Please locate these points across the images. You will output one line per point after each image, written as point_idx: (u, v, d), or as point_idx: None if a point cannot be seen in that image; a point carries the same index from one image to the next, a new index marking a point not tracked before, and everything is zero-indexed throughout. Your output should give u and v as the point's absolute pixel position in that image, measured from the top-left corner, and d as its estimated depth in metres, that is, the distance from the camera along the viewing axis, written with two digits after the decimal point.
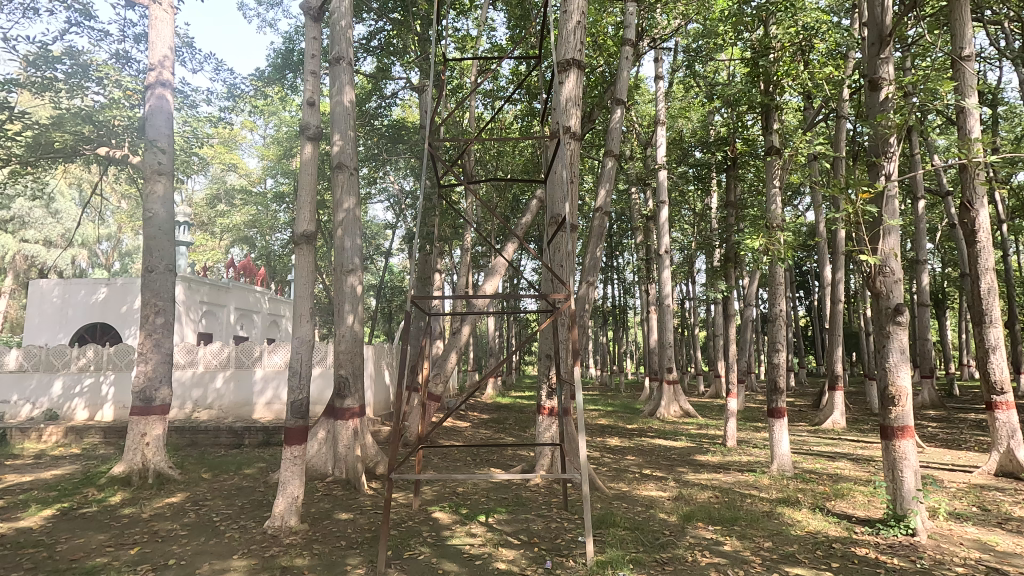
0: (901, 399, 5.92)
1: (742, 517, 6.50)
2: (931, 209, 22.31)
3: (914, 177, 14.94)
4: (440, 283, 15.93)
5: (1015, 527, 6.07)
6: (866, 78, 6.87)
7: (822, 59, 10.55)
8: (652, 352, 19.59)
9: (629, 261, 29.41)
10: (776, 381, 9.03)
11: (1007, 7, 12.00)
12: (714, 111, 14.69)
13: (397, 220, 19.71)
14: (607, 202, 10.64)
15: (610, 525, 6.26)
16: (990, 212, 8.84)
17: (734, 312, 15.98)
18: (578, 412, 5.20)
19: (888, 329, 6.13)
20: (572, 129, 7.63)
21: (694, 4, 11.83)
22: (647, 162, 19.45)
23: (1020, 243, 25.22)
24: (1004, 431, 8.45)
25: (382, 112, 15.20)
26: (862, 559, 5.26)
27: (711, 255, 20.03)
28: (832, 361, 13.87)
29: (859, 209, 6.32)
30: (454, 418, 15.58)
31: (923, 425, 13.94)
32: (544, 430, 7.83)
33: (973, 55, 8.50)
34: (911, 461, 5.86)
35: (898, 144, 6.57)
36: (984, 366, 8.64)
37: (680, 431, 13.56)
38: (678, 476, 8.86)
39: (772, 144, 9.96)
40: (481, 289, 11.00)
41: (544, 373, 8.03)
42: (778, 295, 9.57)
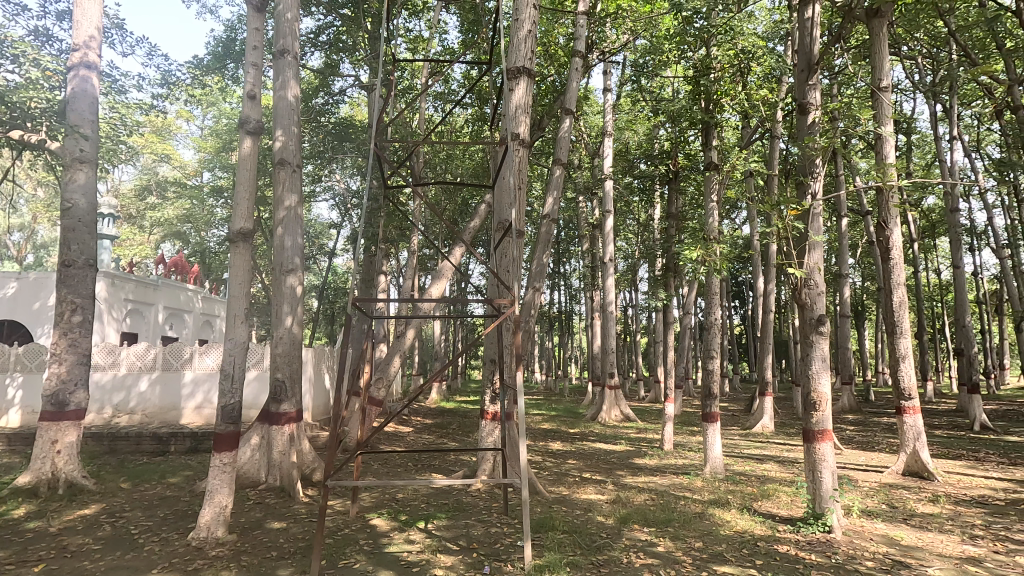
0: (821, 405, 6.31)
1: (675, 518, 6.74)
2: (853, 227, 23.97)
3: (838, 197, 15.99)
4: (385, 285, 15.65)
5: (919, 523, 6.58)
6: (796, 102, 7.30)
7: (758, 82, 11.15)
8: (596, 358, 19.98)
9: (575, 268, 29.97)
10: (711, 387, 9.40)
11: (921, 43, 13.05)
12: (658, 126, 15.22)
13: (342, 220, 19.25)
14: (555, 210, 10.76)
15: (550, 529, 6.34)
16: (903, 232, 9.54)
17: (674, 319, 16.54)
18: (520, 416, 5.20)
19: (812, 339, 6.54)
20: (521, 137, 7.70)
21: (642, 20, 12.19)
22: (595, 171, 19.96)
23: (929, 261, 27.49)
24: (910, 434, 9.14)
25: (330, 108, 14.84)
26: (784, 556, 5.55)
27: (653, 265, 20.68)
28: (763, 368, 14.58)
29: (787, 225, 6.74)
30: (396, 422, 15.31)
31: (842, 429, 14.85)
32: (486, 435, 7.88)
33: (890, 87, 9.15)
34: (828, 462, 6.25)
35: (823, 166, 7.04)
36: (894, 373, 9.32)
37: (620, 436, 13.88)
38: (616, 480, 9.07)
39: (711, 160, 10.47)
40: (427, 292, 10.90)
41: (488, 378, 8.08)
42: (714, 304, 10.01)
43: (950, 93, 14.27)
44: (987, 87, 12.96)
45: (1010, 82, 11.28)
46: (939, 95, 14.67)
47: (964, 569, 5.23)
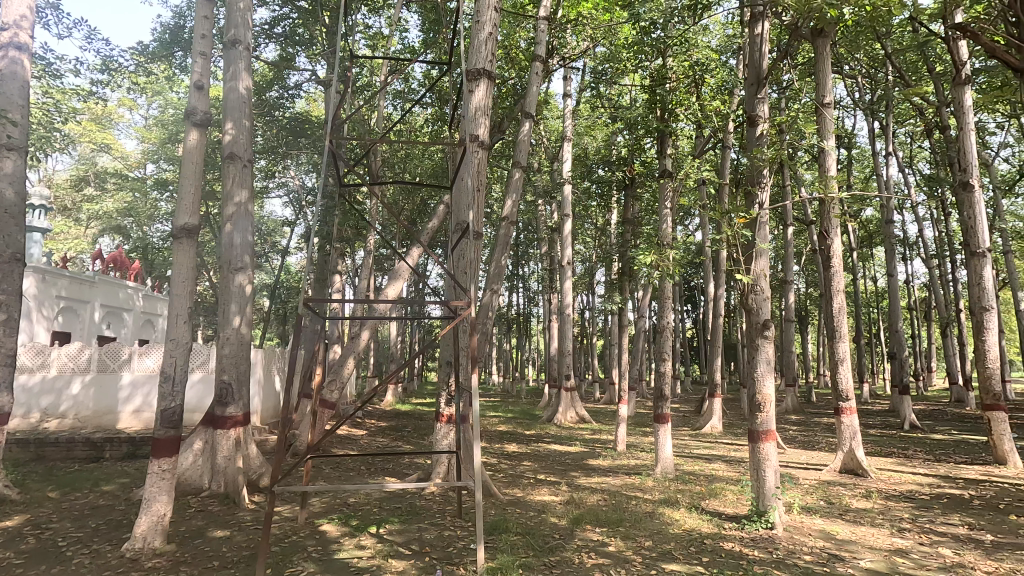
0: (765, 406, 6.56)
1: (626, 518, 6.86)
2: (797, 236, 25.12)
3: (785, 206, 16.71)
4: (340, 285, 15.31)
5: (853, 518, 6.93)
6: (746, 114, 7.58)
7: (712, 93, 11.51)
8: (552, 360, 20.15)
9: (534, 270, 30.17)
10: (662, 389, 9.63)
11: (861, 63, 13.81)
12: (616, 133, 15.51)
13: (296, 218, 18.73)
14: (514, 212, 10.78)
15: (503, 531, 6.34)
16: (843, 241, 10.04)
17: (628, 322, 16.86)
18: (475, 418, 5.15)
19: (758, 343, 6.79)
20: (480, 138, 7.64)
21: (602, 29, 12.40)
22: (554, 175, 20.19)
23: (867, 269, 29.07)
24: (847, 433, 9.61)
25: (284, 103, 14.41)
26: (729, 553, 5.74)
27: (610, 269, 21.02)
28: (712, 371, 15.04)
29: (735, 232, 7.06)
30: (349, 425, 15.01)
31: (786, 429, 15.50)
32: (442, 437, 7.80)
33: (832, 104, 9.63)
34: (772, 462, 6.49)
35: (769, 176, 7.33)
36: (833, 376, 9.79)
37: (575, 437, 14.04)
38: (570, 481, 9.17)
39: (666, 168, 10.81)
40: (384, 293, 10.73)
41: (444, 380, 8.01)
42: (667, 308, 10.28)
43: (887, 112, 15.16)
44: (919, 108, 13.84)
45: (939, 103, 12.07)
46: (876, 114, 15.55)
47: (893, 561, 5.53)
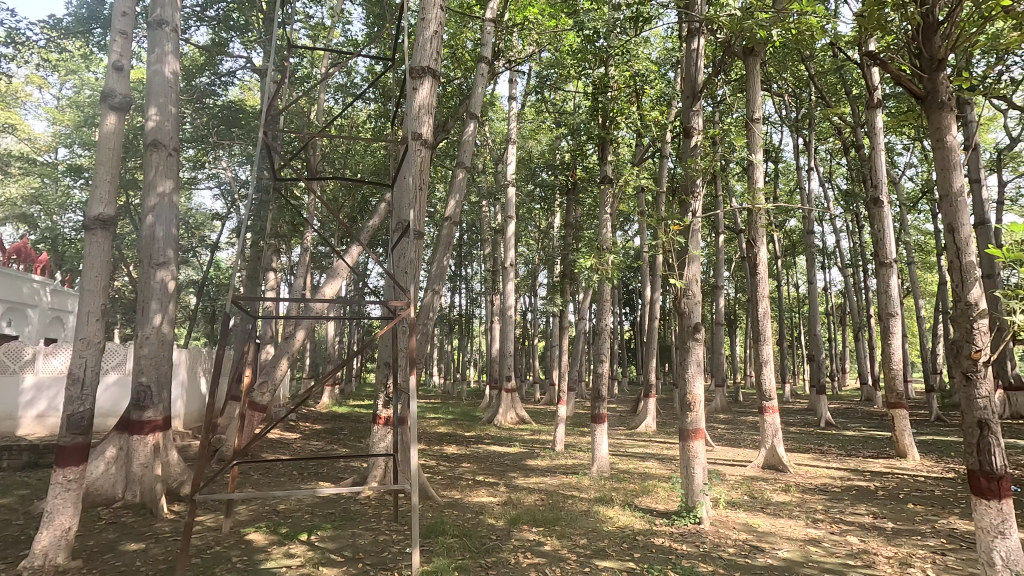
0: (695, 406, 6.83)
1: (562, 517, 6.96)
2: (728, 243, 26.43)
3: (717, 215, 17.53)
4: (274, 282, 14.72)
5: (773, 511, 7.36)
6: (682, 126, 7.89)
7: (651, 104, 11.92)
8: (494, 362, 20.18)
9: (477, 271, 30.14)
10: (600, 390, 9.86)
11: (787, 82, 14.70)
12: (560, 138, 15.75)
13: (227, 211, 17.83)
14: (457, 213, 10.71)
15: (439, 534, 6.28)
16: (768, 249, 10.64)
17: (569, 323, 17.14)
18: (412, 420, 5.07)
19: (689, 344, 7.09)
20: (423, 137, 7.53)
21: (548, 35, 12.59)
22: (498, 177, 20.28)
23: (790, 276, 30.95)
24: (770, 431, 10.17)
25: (216, 90, 13.69)
26: (659, 548, 5.94)
27: (552, 271, 21.30)
28: (647, 372, 15.55)
29: (670, 239, 7.38)
30: (282, 429, 14.44)
31: (715, 427, 16.21)
32: (379, 440, 7.64)
33: (761, 120, 10.21)
34: (700, 459, 6.77)
35: (702, 186, 7.64)
36: (757, 376, 10.36)
37: (514, 438, 14.13)
38: (508, 482, 9.20)
39: (606, 174, 11.16)
40: (321, 292, 10.40)
41: (382, 382, 7.86)
42: (605, 310, 10.53)
43: (810, 129, 16.21)
44: (838, 127, 14.87)
45: (854, 124, 13.06)
46: (800, 131, 16.64)
47: (807, 550, 5.91)
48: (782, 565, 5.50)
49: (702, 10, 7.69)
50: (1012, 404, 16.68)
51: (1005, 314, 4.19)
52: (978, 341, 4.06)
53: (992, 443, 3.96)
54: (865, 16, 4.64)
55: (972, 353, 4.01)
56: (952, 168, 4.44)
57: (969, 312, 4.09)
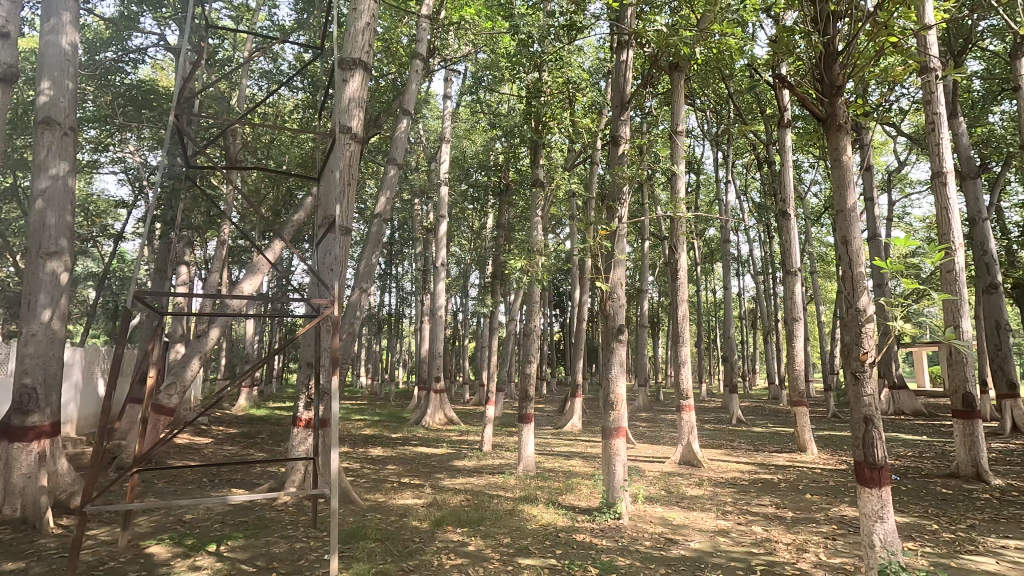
0: (618, 405, 7.03)
1: (486, 517, 6.98)
2: (653, 249, 27.58)
3: (643, 221, 18.22)
4: (186, 277, 13.76)
5: (687, 505, 7.75)
6: (611, 134, 8.07)
7: (583, 112, 12.26)
8: (423, 362, 19.92)
9: (407, 270, 29.65)
10: (528, 390, 9.97)
11: (709, 98, 15.56)
12: (494, 140, 15.82)
13: (134, 198, 16.47)
14: (387, 210, 10.45)
15: (360, 538, 6.11)
16: (687, 255, 11.20)
17: (499, 324, 17.23)
18: (334, 421, 4.92)
19: (613, 345, 7.32)
20: (353, 131, 7.24)
21: (484, 36, 12.61)
22: (431, 175, 20.09)
23: (708, 282, 32.76)
24: (685, 428, 10.71)
25: (124, 67, 12.63)
26: (580, 544, 6.10)
27: (484, 271, 21.37)
28: (574, 372, 15.88)
29: (597, 243, 7.59)
30: (191, 433, 13.53)
31: (637, 426, 16.84)
32: (298, 443, 7.32)
33: (684, 132, 10.72)
34: (621, 457, 6.98)
35: (628, 195, 7.89)
36: (677, 376, 10.86)
37: (442, 439, 14.04)
38: (434, 483, 9.11)
39: (537, 178, 11.35)
40: (238, 288, 9.79)
41: (303, 383, 7.54)
42: (535, 311, 10.66)
43: (728, 144, 17.26)
44: (753, 144, 15.92)
45: (767, 141, 14.04)
46: (719, 146, 17.67)
47: (716, 540, 6.27)
48: (693, 555, 5.80)
49: (631, 23, 7.97)
50: (895, 401, 18.55)
51: (889, 320, 4.61)
52: (866, 344, 4.44)
53: (875, 437, 4.36)
54: (776, 41, 4.98)
55: (861, 355, 4.39)
56: (846, 187, 4.86)
57: (858, 319, 4.48)
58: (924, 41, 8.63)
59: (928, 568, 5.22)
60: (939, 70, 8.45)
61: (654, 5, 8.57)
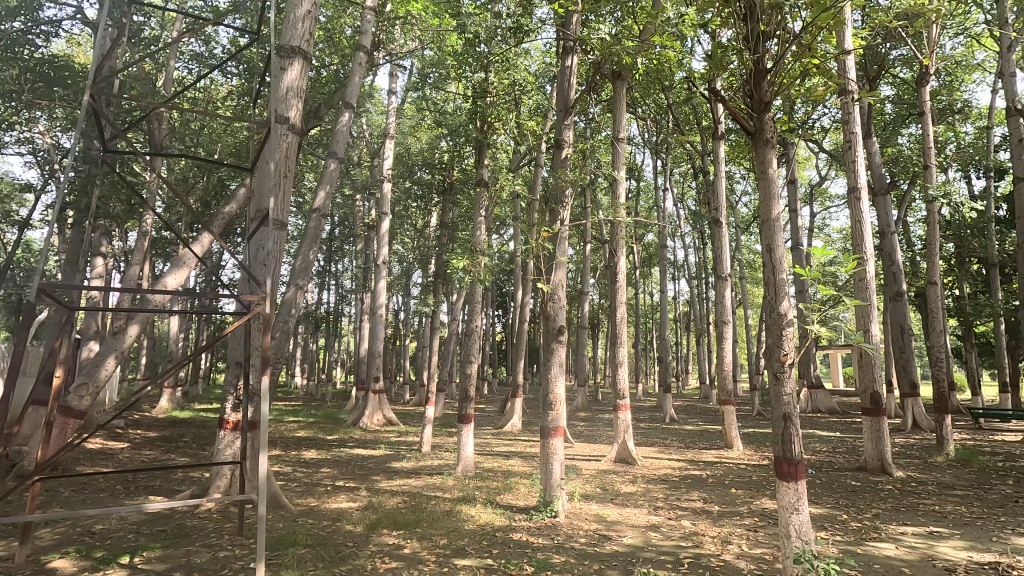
0: (557, 405, 7.13)
1: (424, 519, 6.90)
2: (595, 252, 28.21)
3: (586, 224, 18.59)
4: (101, 270, 12.80)
5: (621, 501, 7.96)
6: (555, 138, 8.18)
7: (528, 114, 12.39)
8: (362, 362, 19.46)
9: (347, 268, 28.87)
10: (468, 390, 9.93)
11: (650, 108, 16.09)
12: (439, 138, 15.69)
13: (42, 183, 15.14)
14: (326, 205, 10.08)
15: (290, 545, 5.89)
16: (626, 258, 11.52)
17: (441, 323, 17.08)
18: (263, 423, 4.72)
19: (553, 346, 7.42)
20: (291, 122, 6.87)
21: (430, 33, 12.47)
22: (374, 171, 19.66)
23: (646, 285, 33.88)
24: (621, 427, 11.01)
25: (34, 40, 11.60)
26: (516, 543, 6.13)
27: (427, 270, 21.12)
28: (515, 372, 15.96)
29: (540, 245, 7.68)
30: (105, 437, 12.60)
31: (575, 425, 17.15)
32: (224, 447, 6.98)
33: (625, 140, 11.02)
34: (559, 455, 7.07)
35: (570, 198, 7.98)
36: (614, 377, 11.12)
37: (379, 440, 13.79)
38: (370, 485, 8.91)
39: (482, 178, 11.35)
40: (161, 283, 9.09)
41: (231, 382, 7.19)
42: (477, 311, 10.64)
43: (666, 152, 17.90)
44: (690, 153, 16.59)
45: (702, 152, 14.67)
46: (658, 154, 18.31)
47: (647, 535, 6.49)
48: (625, 551, 5.97)
49: (576, 30, 8.15)
50: (813, 400, 19.86)
51: (808, 325, 4.93)
52: (786, 347, 4.72)
53: (792, 432, 4.63)
54: (711, 58, 5.19)
55: (781, 356, 4.68)
56: (772, 199, 5.13)
57: (780, 322, 4.76)
58: (843, 65, 9.29)
59: (837, 555, 5.61)
60: (856, 93, 9.12)
61: (598, 14, 8.80)
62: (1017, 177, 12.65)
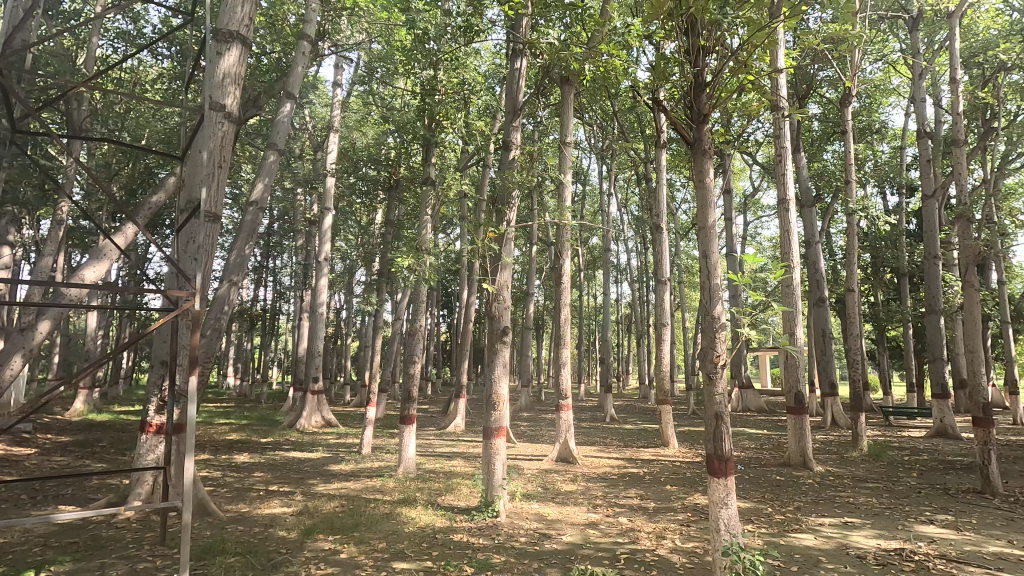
0: (500, 405, 7.14)
1: (362, 522, 6.75)
2: (540, 254, 28.51)
3: (532, 226, 18.70)
4: (7, 260, 11.72)
5: (561, 500, 8.09)
6: (503, 139, 8.21)
7: (476, 114, 12.36)
8: (300, 361, 18.80)
9: (286, 264, 27.80)
10: (410, 391, 9.77)
11: (596, 114, 16.43)
12: (386, 134, 15.38)
13: None
14: (263, 198, 9.57)
15: (218, 553, 5.61)
16: (571, 261, 11.69)
17: (384, 322, 16.75)
18: (189, 426, 4.49)
19: (497, 347, 7.41)
20: (226, 110, 6.54)
21: (379, 27, 12.19)
22: (317, 164, 19.03)
23: (590, 288, 34.58)
24: (563, 427, 11.17)
25: None
26: (457, 544, 6.10)
27: (371, 268, 20.69)
28: (459, 373, 15.87)
29: (486, 245, 7.65)
30: (8, 443, 11.53)
31: (518, 425, 17.25)
32: (146, 452, 6.57)
33: (572, 144, 11.20)
34: (501, 455, 7.08)
35: (518, 199, 8.00)
36: (557, 377, 11.26)
37: (317, 442, 13.36)
38: (306, 489, 8.61)
39: (428, 176, 11.21)
40: (77, 276, 8.38)
41: (155, 383, 6.76)
42: (421, 311, 10.49)
43: (611, 158, 18.32)
44: (633, 159, 17.06)
45: (645, 159, 15.11)
46: (604, 160, 18.71)
47: (586, 533, 6.61)
48: (564, 548, 6.07)
49: (525, 34, 8.20)
50: (743, 400, 20.87)
51: (739, 328, 5.17)
52: (719, 349, 4.94)
53: (724, 430, 4.83)
54: (654, 68, 5.34)
55: (714, 358, 4.89)
56: (708, 208, 5.32)
57: (713, 325, 4.96)
58: (776, 82, 9.84)
59: (762, 546, 5.94)
60: (786, 110, 9.65)
61: (546, 19, 8.91)
62: (924, 194, 13.78)
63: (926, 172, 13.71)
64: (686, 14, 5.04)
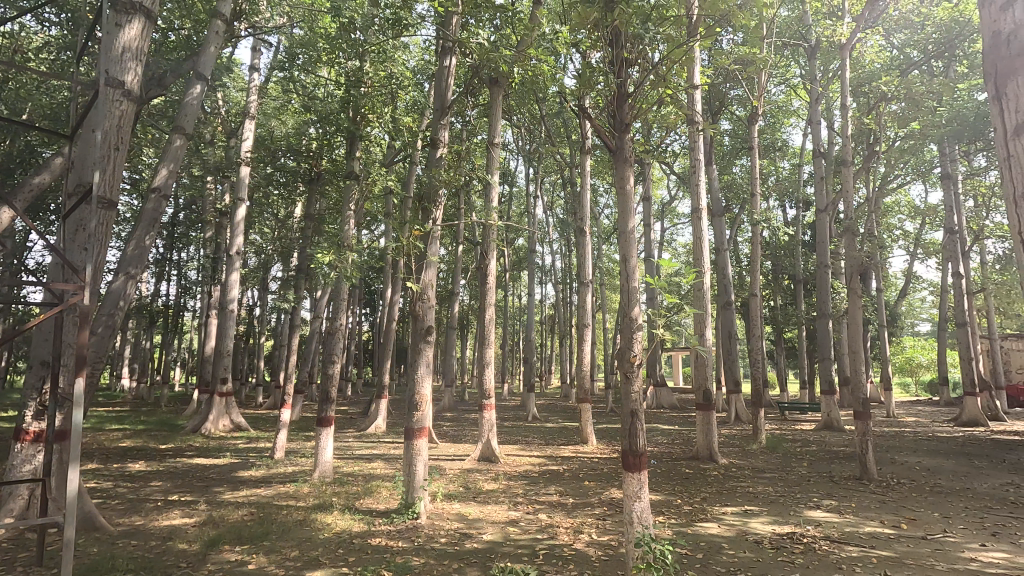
0: (422, 405, 7.03)
1: (272, 531, 6.41)
2: (466, 254, 28.40)
3: (460, 226, 18.60)
4: None
5: (483, 499, 8.10)
6: (430, 136, 8.09)
7: (404, 109, 12.15)
8: (207, 361, 17.58)
9: (192, 257, 25.89)
10: (328, 392, 9.40)
11: (524, 117, 16.62)
12: (307, 124, 14.72)
13: None
14: (167, 186, 8.75)
15: (105, 572, 5.13)
16: (497, 262, 11.72)
17: (301, 320, 16.01)
18: (74, 433, 4.08)
19: (421, 346, 7.30)
20: (126, 87, 5.99)
21: (301, 11, 11.65)
22: (230, 152, 17.86)
23: (515, 288, 34.89)
24: (485, 426, 11.19)
25: None
26: (375, 548, 5.95)
27: (288, 263, 19.73)
28: (381, 373, 15.48)
29: (411, 243, 7.48)
30: None
31: (440, 426, 17.10)
32: (21, 463, 5.90)
33: (499, 145, 11.25)
34: (423, 456, 6.99)
35: (444, 198, 7.92)
36: (481, 378, 11.25)
37: (224, 448, 12.56)
38: (211, 498, 8.07)
39: (352, 170, 10.84)
40: None
41: (32, 387, 6.08)
42: (342, 309, 10.11)
43: (538, 160, 18.60)
44: (559, 162, 17.40)
45: (571, 163, 15.47)
46: (531, 162, 18.99)
47: (506, 531, 6.67)
48: (484, 547, 6.09)
49: (455, 32, 8.14)
50: (658, 397, 21.90)
51: (654, 328, 5.43)
52: (635, 349, 5.15)
53: (638, 427, 5.05)
54: (580, 77, 5.47)
55: (631, 357, 5.08)
56: (628, 214, 5.51)
57: (631, 326, 5.18)
58: (692, 97, 10.38)
59: (671, 536, 6.27)
60: (700, 125, 10.25)
61: (477, 19, 8.96)
62: (818, 210, 15.10)
63: (820, 189, 15.04)
64: (610, 26, 5.23)
